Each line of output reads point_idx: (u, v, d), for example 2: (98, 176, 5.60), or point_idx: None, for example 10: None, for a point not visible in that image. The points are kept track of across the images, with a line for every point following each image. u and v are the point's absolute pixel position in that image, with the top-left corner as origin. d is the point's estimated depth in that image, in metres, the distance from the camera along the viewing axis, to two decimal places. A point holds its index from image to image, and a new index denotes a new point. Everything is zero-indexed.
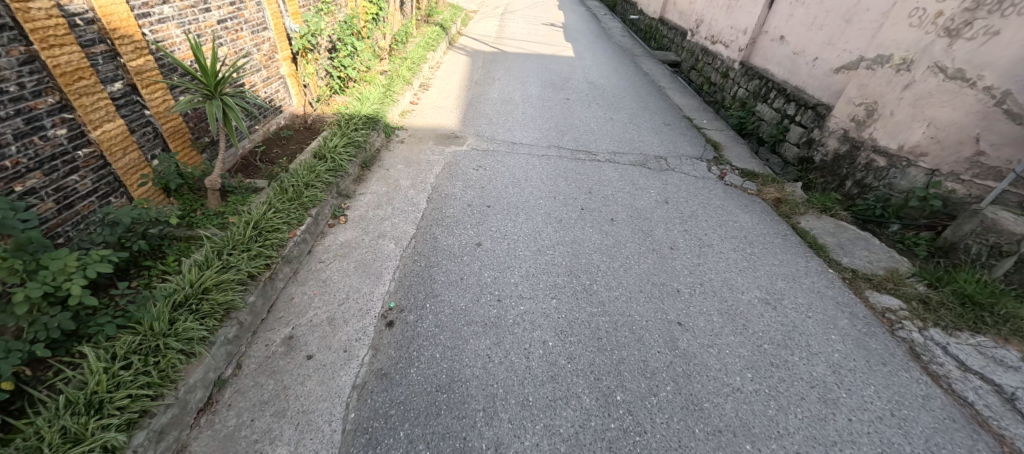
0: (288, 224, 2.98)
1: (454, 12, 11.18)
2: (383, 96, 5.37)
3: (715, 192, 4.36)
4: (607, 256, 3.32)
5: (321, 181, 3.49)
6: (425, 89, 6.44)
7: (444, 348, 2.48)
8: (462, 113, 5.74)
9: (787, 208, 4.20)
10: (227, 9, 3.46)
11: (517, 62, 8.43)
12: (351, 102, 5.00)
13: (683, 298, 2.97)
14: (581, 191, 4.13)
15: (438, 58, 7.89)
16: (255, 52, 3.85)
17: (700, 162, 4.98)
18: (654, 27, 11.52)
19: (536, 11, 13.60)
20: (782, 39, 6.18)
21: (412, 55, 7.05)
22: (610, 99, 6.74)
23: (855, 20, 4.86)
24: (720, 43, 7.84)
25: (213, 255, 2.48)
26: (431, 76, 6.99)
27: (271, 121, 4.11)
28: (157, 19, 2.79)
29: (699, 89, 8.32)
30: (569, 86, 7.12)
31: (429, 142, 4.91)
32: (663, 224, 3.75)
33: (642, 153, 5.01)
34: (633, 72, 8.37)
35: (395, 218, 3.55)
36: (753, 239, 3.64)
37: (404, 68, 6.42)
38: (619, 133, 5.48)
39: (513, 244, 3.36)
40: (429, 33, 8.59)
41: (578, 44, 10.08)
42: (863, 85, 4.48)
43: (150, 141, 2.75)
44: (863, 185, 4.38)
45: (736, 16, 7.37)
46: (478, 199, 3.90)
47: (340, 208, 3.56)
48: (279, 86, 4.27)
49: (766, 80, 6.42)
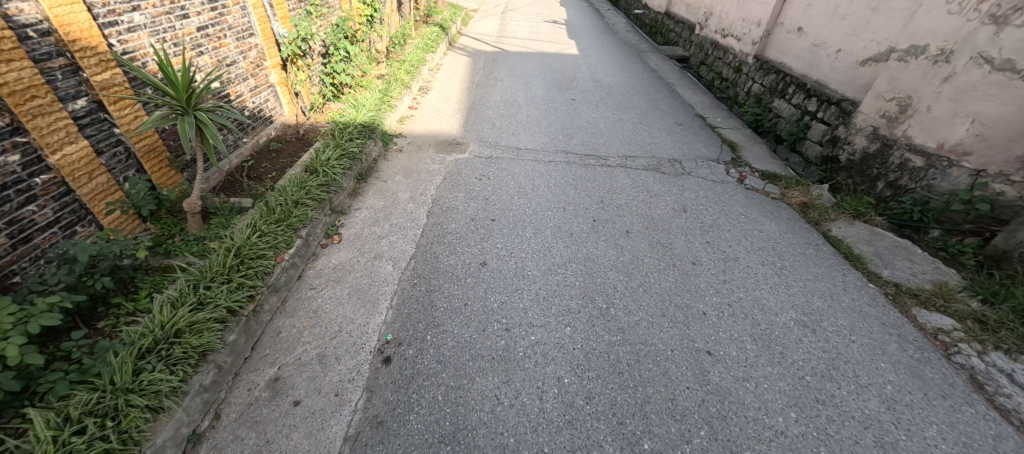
0: (275, 248, 2.73)
1: (454, 12, 10.89)
2: (380, 101, 5.12)
3: (736, 197, 4.05)
4: (624, 274, 3.04)
5: (312, 198, 3.24)
6: (425, 93, 6.17)
7: (447, 389, 2.22)
8: (463, 118, 5.47)
9: (815, 213, 3.89)
10: (208, 15, 3.21)
11: (520, 61, 8.14)
12: (346, 109, 4.74)
13: (711, 322, 2.68)
14: (592, 200, 3.85)
15: (438, 59, 7.62)
16: (241, 59, 3.60)
17: (718, 164, 4.67)
18: (659, 22, 11.17)
19: (536, 8, 13.28)
20: (800, 31, 5.84)
21: (411, 57, 6.78)
22: (618, 99, 6.44)
23: (883, 8, 4.52)
24: (732, 36, 7.50)
25: (188, 290, 2.22)
26: (431, 78, 6.74)
27: (261, 133, 3.87)
28: (126, 28, 2.54)
29: (710, 85, 7.98)
30: (575, 85, 6.82)
31: (428, 150, 4.65)
32: (683, 236, 3.46)
33: (656, 156, 4.71)
34: (640, 69, 8.04)
35: (393, 236, 3.28)
36: (783, 251, 3.34)
37: (402, 71, 6.16)
38: (630, 135, 5.18)
39: (520, 263, 3.09)
40: (428, 34, 8.32)
41: (582, 41, 9.77)
42: (894, 78, 4.16)
43: (122, 162, 2.50)
44: (897, 187, 4.06)
45: (748, 8, 7.04)
46: (481, 211, 3.63)
47: (333, 226, 3.30)
48: (269, 95, 4.01)
49: (783, 75, 6.08)
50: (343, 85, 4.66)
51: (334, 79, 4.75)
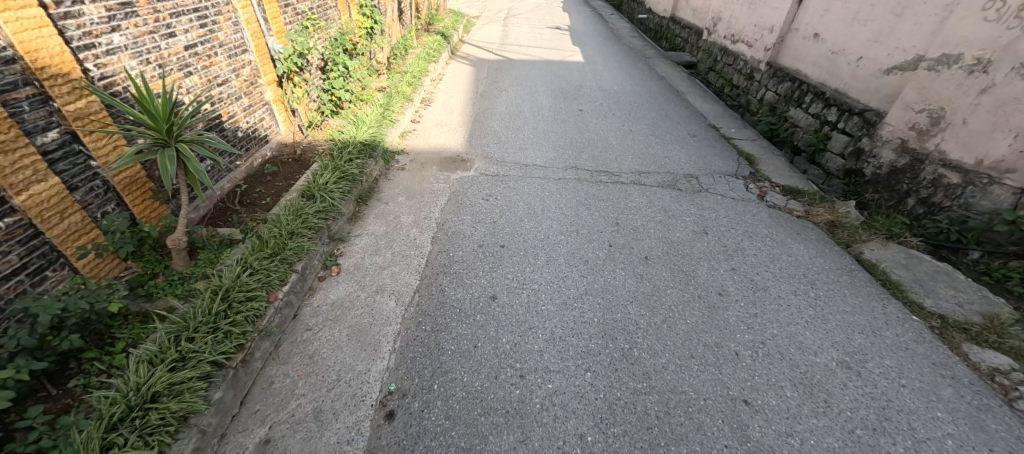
0: (268, 286, 2.51)
1: (456, 19, 10.71)
2: (380, 116, 4.91)
3: (759, 217, 3.82)
4: (646, 307, 2.81)
5: (309, 226, 3.01)
6: (427, 105, 5.96)
7: (458, 451, 1.99)
8: (468, 131, 5.25)
9: (845, 234, 3.65)
10: (196, 33, 3.00)
11: (524, 69, 7.94)
12: (345, 126, 4.53)
13: (744, 364, 2.44)
14: (606, 222, 3.62)
15: (440, 69, 7.42)
16: (233, 78, 3.40)
17: (736, 179, 4.44)
18: (665, 27, 10.98)
19: (539, 14, 13.11)
20: (816, 37, 5.61)
21: (413, 68, 6.58)
22: (627, 108, 6.22)
23: (909, 13, 4.29)
24: (742, 42, 7.28)
25: (169, 343, 2.00)
26: (434, 89, 6.53)
27: (256, 155, 3.66)
28: (104, 50, 2.34)
29: (720, 92, 7.76)
30: (582, 95, 6.61)
31: (432, 167, 4.43)
32: (706, 262, 3.22)
33: (670, 171, 4.48)
34: (647, 76, 7.82)
35: (396, 266, 3.07)
36: (815, 278, 3.10)
37: (404, 83, 5.96)
38: (642, 148, 4.96)
39: (533, 296, 2.86)
40: (430, 43, 8.14)
41: (586, 47, 9.57)
42: (924, 88, 3.92)
43: (99, 197, 2.29)
44: (931, 204, 3.82)
45: (759, 13, 6.82)
46: (490, 237, 3.40)
47: (332, 256, 3.08)
48: (264, 114, 3.80)
49: (798, 82, 5.85)
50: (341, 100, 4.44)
51: (333, 94, 4.54)
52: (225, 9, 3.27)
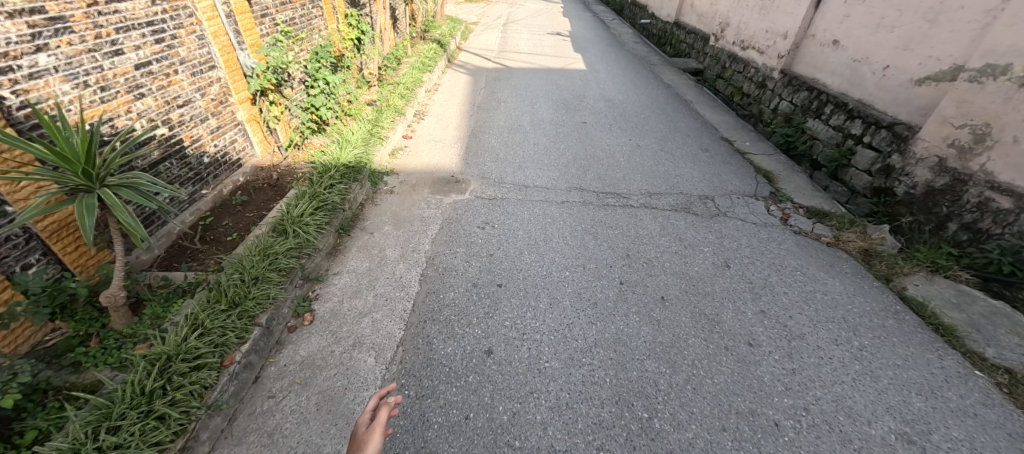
0: (221, 348, 2.14)
1: (453, 26, 10.38)
2: (368, 133, 4.53)
3: (785, 246, 3.44)
4: (666, 364, 2.42)
5: (278, 268, 2.63)
6: (421, 118, 5.60)
7: None
8: (463, 148, 4.88)
9: (883, 266, 3.26)
10: (151, 49, 2.64)
11: (523, 78, 7.59)
12: (329, 145, 4.17)
13: (787, 439, 2.06)
14: (616, 255, 3.24)
15: (436, 79, 7.07)
16: (198, 97, 3.04)
17: (756, 201, 4.06)
18: (668, 32, 10.65)
19: (538, 20, 12.78)
20: (836, 43, 5.25)
21: (406, 80, 6.23)
22: (633, 120, 5.85)
23: (943, 19, 3.93)
24: (753, 49, 6.92)
25: (84, 439, 1.65)
26: (428, 101, 6.18)
27: (225, 182, 3.29)
28: (25, 74, 1.98)
29: (729, 100, 7.40)
30: (585, 105, 6.25)
31: (423, 190, 4.05)
32: (731, 303, 2.84)
33: (683, 192, 4.11)
34: (653, 85, 7.46)
35: (378, 313, 2.69)
36: (857, 323, 2.72)
37: (395, 95, 5.61)
38: (651, 166, 4.59)
39: (534, 349, 2.49)
40: (425, 51, 7.80)
41: (588, 54, 9.21)
42: (964, 102, 3.55)
43: (19, 248, 1.93)
44: (976, 230, 3.46)
45: (771, 18, 6.46)
46: (486, 273, 3.03)
47: (305, 300, 2.71)
48: (235, 135, 3.44)
49: (816, 92, 5.48)
50: (325, 118, 4.07)
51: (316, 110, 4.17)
52: (188, 21, 2.91)
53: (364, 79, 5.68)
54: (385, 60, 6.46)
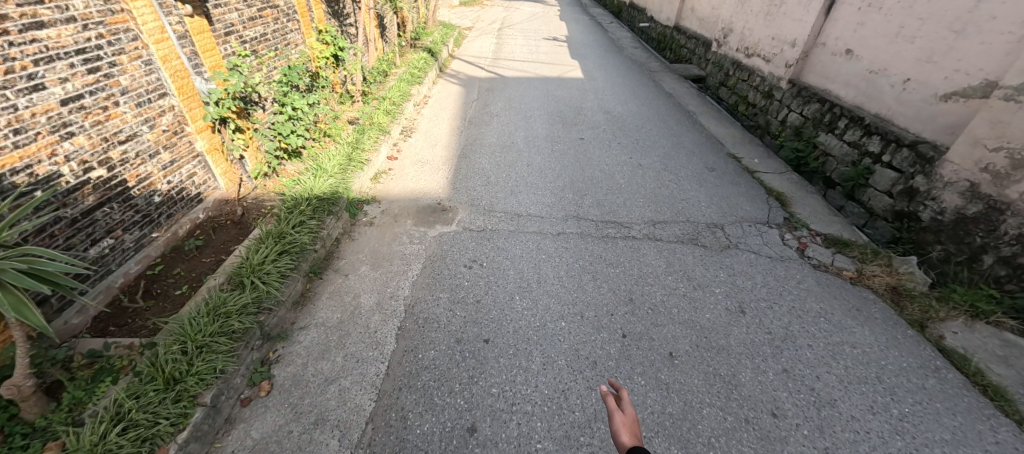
0: (149, 441, 1.81)
1: (445, 33, 10.03)
2: (347, 157, 4.19)
3: (806, 284, 3.10)
4: (678, 443, 2.08)
5: (230, 331, 2.29)
6: (408, 136, 5.27)
7: None
8: (451, 170, 4.55)
9: (917, 308, 2.92)
10: (82, 80, 2.32)
11: (518, 88, 7.26)
12: (304, 172, 3.83)
13: None
14: (618, 299, 2.90)
15: (425, 91, 6.74)
16: (145, 130, 2.70)
17: (769, 229, 3.73)
18: (668, 36, 10.33)
19: (535, 24, 12.47)
20: (849, 53, 4.92)
21: (392, 94, 5.89)
22: (634, 135, 5.52)
23: (972, 30, 3.60)
24: (759, 56, 6.59)
25: None
26: (416, 116, 5.85)
27: (181, 221, 2.95)
28: None
29: (733, 109, 7.06)
30: (582, 119, 5.92)
31: (406, 220, 3.72)
32: (749, 361, 2.50)
33: (690, 220, 3.79)
34: (653, 95, 7.13)
35: (346, 379, 2.35)
36: (894, 385, 2.38)
37: (380, 111, 5.28)
38: (653, 188, 4.26)
39: (525, 424, 2.15)
40: (414, 61, 7.47)
41: (586, 61, 8.87)
42: (998, 122, 3.22)
43: None
44: (1016, 265, 3.14)
45: (777, 24, 6.13)
46: (471, 325, 2.69)
47: (263, 365, 2.37)
48: (194, 168, 3.10)
49: (829, 104, 5.14)
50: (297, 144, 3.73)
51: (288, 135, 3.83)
52: (131, 46, 2.59)
53: (346, 95, 5.34)
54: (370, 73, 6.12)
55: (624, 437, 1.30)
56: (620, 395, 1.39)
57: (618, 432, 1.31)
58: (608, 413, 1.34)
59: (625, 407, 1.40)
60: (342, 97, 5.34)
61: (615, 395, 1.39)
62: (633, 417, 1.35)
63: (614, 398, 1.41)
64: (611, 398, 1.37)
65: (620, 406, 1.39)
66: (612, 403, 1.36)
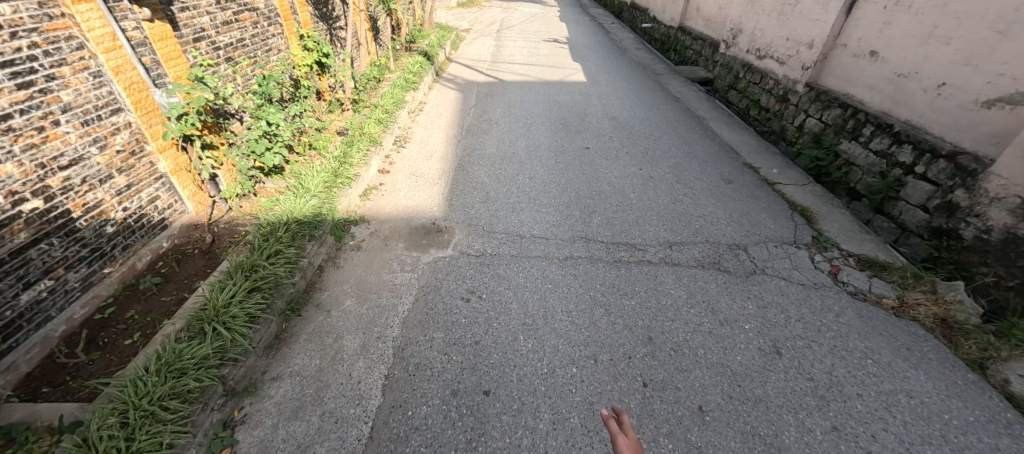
0: None
1: (442, 35, 9.68)
2: (332, 173, 3.84)
3: (845, 317, 2.75)
4: None
5: (184, 392, 1.96)
6: (402, 147, 4.93)
7: None
8: (448, 184, 4.21)
9: (974, 347, 2.58)
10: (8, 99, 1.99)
11: (518, 93, 6.92)
12: (285, 190, 3.49)
13: None
14: (636, 339, 2.56)
15: (421, 97, 6.40)
16: (94, 152, 2.35)
17: (798, 251, 3.39)
18: (672, 37, 10.00)
19: (534, 25, 12.16)
20: (874, 55, 4.58)
21: (384, 101, 5.55)
22: (642, 143, 5.17)
23: (1019, 30, 3.27)
24: (772, 58, 6.24)
25: None
26: (411, 124, 5.51)
27: (140, 252, 2.60)
28: None
29: (745, 113, 6.72)
30: (587, 126, 5.58)
31: (397, 243, 3.37)
32: (792, 417, 2.16)
33: (710, 240, 3.44)
34: (660, 99, 6.78)
35: (323, 445, 2.00)
36: (963, 447, 2.04)
37: (372, 121, 4.94)
38: (667, 204, 3.92)
39: None
40: (409, 65, 7.13)
41: (588, 63, 8.52)
42: None
43: None
44: None
45: (792, 24, 5.79)
46: (470, 373, 2.35)
47: (225, 429, 2.02)
48: (156, 191, 2.75)
49: (852, 110, 4.79)
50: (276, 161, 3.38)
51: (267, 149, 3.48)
52: (74, 56, 2.25)
53: (335, 103, 5.01)
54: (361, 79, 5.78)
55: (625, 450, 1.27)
56: (622, 420, 1.36)
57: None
58: (611, 434, 1.31)
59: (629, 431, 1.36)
60: (331, 105, 5.00)
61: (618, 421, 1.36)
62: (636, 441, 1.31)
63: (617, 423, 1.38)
64: (613, 423, 1.35)
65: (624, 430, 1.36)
66: (615, 425, 1.33)
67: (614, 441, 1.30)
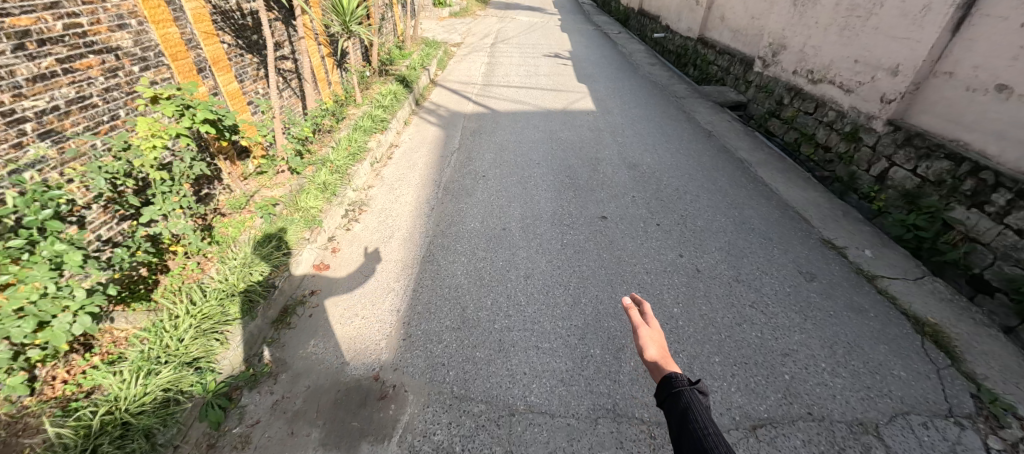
0: None
1: (427, 53, 8.41)
2: (227, 292, 2.55)
3: None
4: None
5: None
6: (354, 222, 3.66)
7: None
8: (408, 291, 2.92)
9: None
10: None
11: (512, 128, 5.65)
12: (135, 340, 2.20)
13: None
14: None
15: (393, 139, 5.17)
16: None
17: (961, 433, 2.10)
18: (691, 49, 8.73)
19: (533, 38, 10.91)
20: (1004, 90, 3.26)
21: (337, 153, 4.29)
22: (677, 206, 3.88)
23: None
24: (831, 83, 4.95)
25: None
26: (373, 182, 4.26)
27: None
28: None
29: (794, 151, 5.41)
30: (600, 180, 4.30)
31: (314, 427, 2.10)
32: None
33: (816, 414, 2.15)
34: (689, 135, 5.49)
35: None
36: None
37: (313, 189, 3.69)
38: (732, 325, 2.63)
39: None
40: (381, 95, 5.90)
41: (596, 86, 7.25)
42: None
43: None
44: None
45: (861, 43, 4.50)
46: None
47: None
48: None
49: (970, 166, 3.48)
50: (86, 319, 1.88)
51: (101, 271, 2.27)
52: None
53: (268, 161, 3.77)
54: (310, 122, 4.52)
55: (652, 350, 1.31)
56: (644, 311, 1.42)
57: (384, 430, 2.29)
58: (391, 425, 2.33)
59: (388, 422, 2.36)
60: (257, 166, 3.75)
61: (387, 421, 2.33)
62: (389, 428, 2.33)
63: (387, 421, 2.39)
64: (634, 313, 1.40)
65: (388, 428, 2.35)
66: (638, 317, 1.39)
67: (637, 334, 1.36)
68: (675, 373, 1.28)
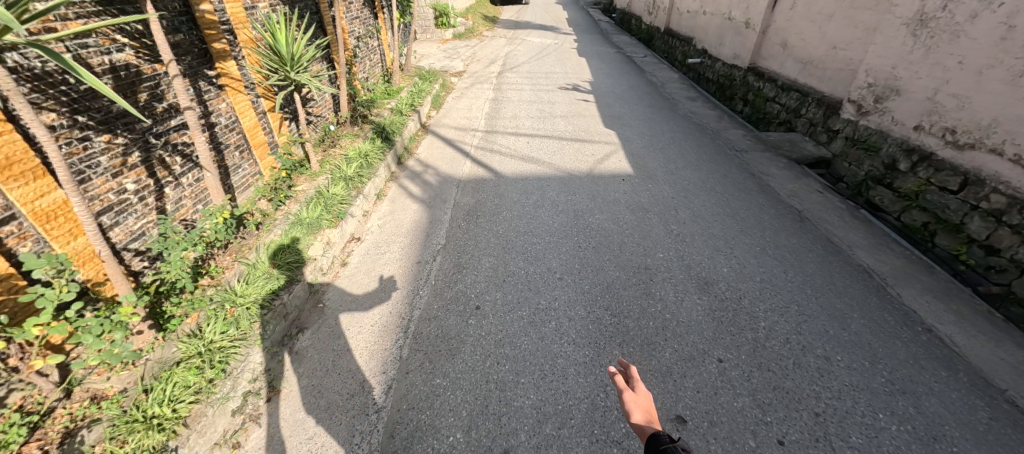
0: None
1: (420, 88, 6.98)
2: None
3: None
4: None
5: None
6: (248, 431, 2.13)
7: None
8: None
9: None
10: None
11: (520, 201, 4.14)
12: None
13: None
14: None
15: (356, 229, 3.71)
16: None
17: None
18: (738, 80, 7.19)
19: (546, 64, 9.47)
20: None
21: (248, 277, 2.78)
22: (800, 383, 2.32)
23: None
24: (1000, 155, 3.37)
25: None
26: (307, 321, 2.75)
27: None
28: None
29: (925, 241, 3.77)
30: (659, 316, 2.76)
31: None
32: None
33: None
34: (770, 214, 3.89)
35: None
36: None
37: (182, 370, 2.16)
38: None
39: None
40: (348, 157, 4.46)
41: (627, 133, 5.72)
42: None
43: None
44: None
45: None
46: None
47: None
48: None
49: None
50: None
51: None
52: None
53: (98, 344, 1.97)
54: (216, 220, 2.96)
55: (635, 415, 1.32)
56: (630, 376, 1.43)
57: (630, 412, 1.33)
58: (618, 391, 1.38)
59: (638, 388, 1.42)
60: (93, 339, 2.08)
61: (626, 376, 1.43)
62: (646, 396, 1.37)
63: (626, 380, 1.45)
64: (618, 378, 1.41)
65: (632, 387, 1.41)
66: (622, 383, 1.40)
67: (621, 399, 1.36)
68: (658, 432, 1.28)
